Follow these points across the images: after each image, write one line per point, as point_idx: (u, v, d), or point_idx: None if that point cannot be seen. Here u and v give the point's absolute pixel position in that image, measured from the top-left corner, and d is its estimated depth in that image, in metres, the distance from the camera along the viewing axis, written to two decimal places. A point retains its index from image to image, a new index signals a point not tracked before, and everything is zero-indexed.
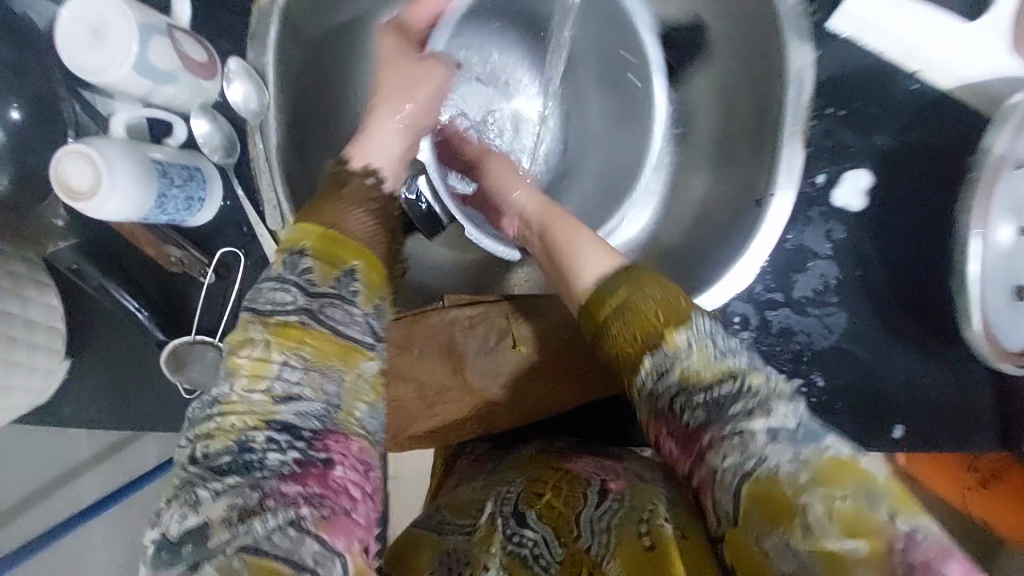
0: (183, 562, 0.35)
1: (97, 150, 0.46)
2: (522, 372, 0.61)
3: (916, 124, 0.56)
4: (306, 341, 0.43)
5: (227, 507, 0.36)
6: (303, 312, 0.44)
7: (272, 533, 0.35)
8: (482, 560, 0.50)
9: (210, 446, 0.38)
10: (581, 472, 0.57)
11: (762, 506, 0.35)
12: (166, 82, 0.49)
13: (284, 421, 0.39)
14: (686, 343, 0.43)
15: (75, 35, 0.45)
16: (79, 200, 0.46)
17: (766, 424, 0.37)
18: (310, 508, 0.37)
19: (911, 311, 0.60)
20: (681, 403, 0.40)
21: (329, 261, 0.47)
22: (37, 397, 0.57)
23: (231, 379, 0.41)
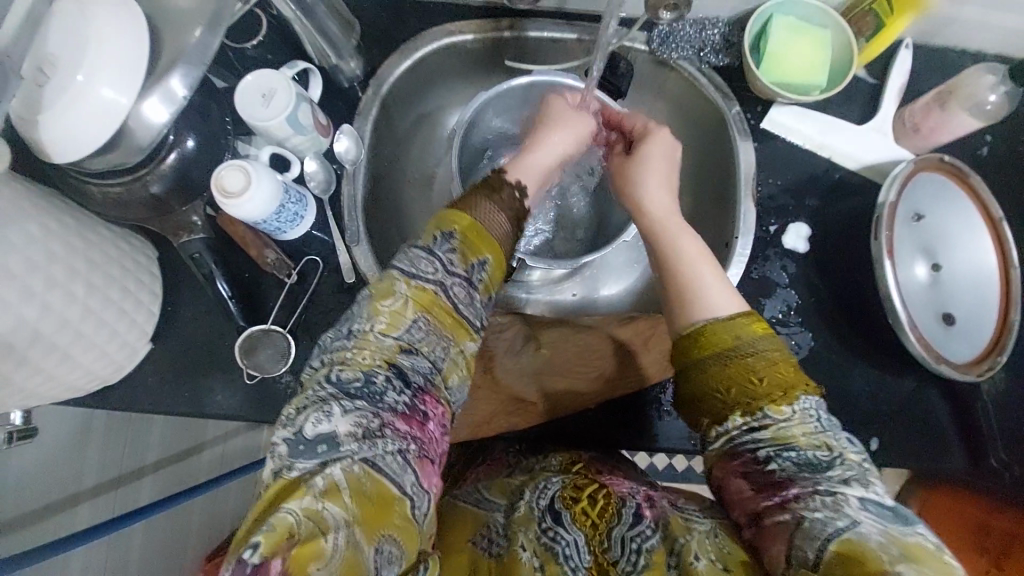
0: (317, 458, 0.42)
1: (253, 166, 0.63)
2: (544, 370, 0.71)
3: (834, 193, 0.77)
4: (434, 304, 0.51)
5: (352, 423, 0.44)
6: (437, 284, 0.52)
7: (388, 456, 0.44)
8: (520, 540, 0.54)
9: (343, 371, 0.47)
10: (619, 492, 0.60)
11: (849, 564, 0.42)
12: (301, 133, 0.69)
13: (402, 367, 0.48)
14: (796, 415, 0.52)
15: (249, 95, 0.65)
16: (230, 198, 0.62)
17: (859, 492, 0.47)
18: (413, 446, 0.46)
19: (862, 333, 0.73)
20: (775, 453, 0.51)
21: (471, 249, 0.55)
22: (116, 367, 0.67)
23: (373, 319, 0.50)
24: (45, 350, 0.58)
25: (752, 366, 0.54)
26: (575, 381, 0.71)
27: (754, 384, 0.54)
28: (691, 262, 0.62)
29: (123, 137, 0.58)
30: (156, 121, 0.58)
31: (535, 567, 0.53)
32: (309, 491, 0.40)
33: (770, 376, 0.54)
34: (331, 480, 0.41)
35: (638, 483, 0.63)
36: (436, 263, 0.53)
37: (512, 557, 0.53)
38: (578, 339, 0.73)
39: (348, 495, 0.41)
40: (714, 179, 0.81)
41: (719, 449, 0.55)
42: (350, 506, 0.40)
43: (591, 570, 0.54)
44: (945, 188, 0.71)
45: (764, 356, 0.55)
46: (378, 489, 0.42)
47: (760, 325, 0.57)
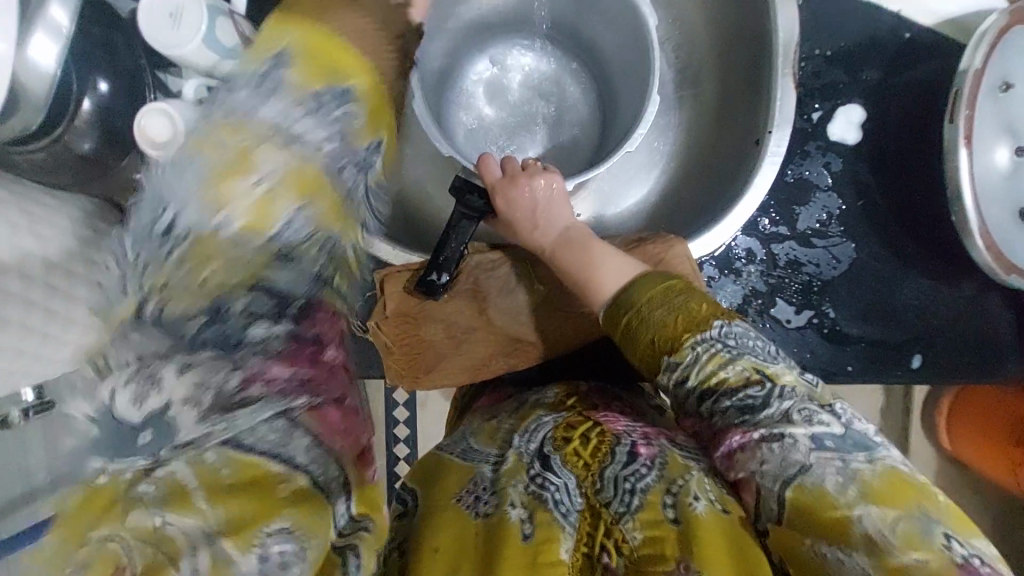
0: (147, 451, 0.36)
1: (178, 112, 0.54)
2: (541, 309, 0.66)
3: (900, 62, 0.61)
4: (249, 161, 0.47)
5: (190, 388, 0.38)
6: (282, 127, 0.50)
7: (260, 423, 0.38)
8: (510, 496, 0.48)
9: (166, 304, 0.40)
10: (615, 429, 0.55)
11: (801, 511, 0.40)
12: (230, 58, 0.58)
13: (275, 285, 0.44)
14: (709, 351, 0.49)
15: (154, 13, 0.53)
16: (157, 148, 0.54)
17: (805, 429, 0.43)
18: (303, 395, 0.42)
19: (915, 239, 0.62)
20: (714, 405, 0.48)
21: (313, 57, 0.54)
22: None
23: (195, 228, 0.43)
24: None
25: (655, 325, 0.52)
26: (575, 317, 0.66)
27: (661, 346, 0.51)
28: (594, 257, 0.58)
29: (21, 98, 0.49)
30: (45, 64, 0.49)
31: (523, 520, 0.45)
32: (146, 507, 0.33)
33: (673, 335, 0.50)
34: (174, 483, 0.34)
35: (636, 421, 0.57)
36: (290, 219, 0.47)
37: (501, 515, 0.46)
38: None
39: (201, 498, 0.34)
40: (743, 53, 0.65)
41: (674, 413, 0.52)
42: (211, 513, 0.33)
43: (584, 514, 0.47)
44: None
45: (662, 318, 0.52)
46: (246, 474, 0.36)
47: (660, 283, 0.54)
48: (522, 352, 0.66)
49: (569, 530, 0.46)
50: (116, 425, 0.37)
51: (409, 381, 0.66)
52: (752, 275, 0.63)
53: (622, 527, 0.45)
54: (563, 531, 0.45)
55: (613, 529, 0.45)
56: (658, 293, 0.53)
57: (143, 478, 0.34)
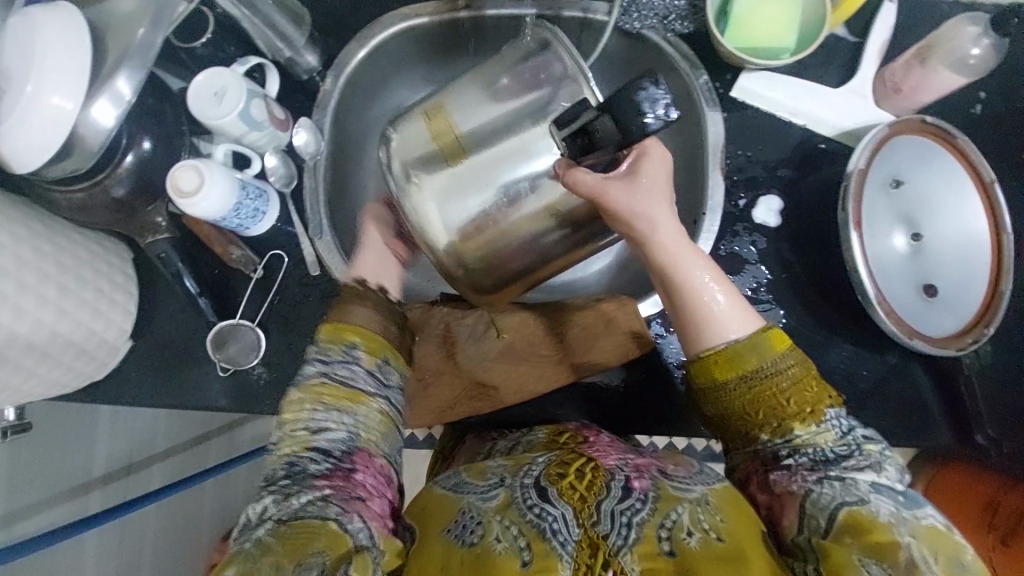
0: (249, 535, 0.48)
1: (207, 167, 0.64)
2: (505, 357, 0.71)
3: (809, 163, 0.74)
4: (326, 390, 0.58)
5: (274, 499, 0.51)
6: (326, 374, 0.59)
7: (307, 503, 0.50)
8: (496, 530, 0.51)
9: (269, 466, 0.54)
10: (606, 465, 0.55)
11: (853, 531, 0.48)
12: (257, 128, 0.70)
13: (319, 445, 0.55)
14: (823, 422, 0.54)
15: (202, 91, 0.66)
16: (186, 196, 0.64)
17: (871, 478, 0.52)
18: (333, 489, 0.51)
19: (837, 310, 0.70)
20: (796, 455, 0.54)
21: (343, 337, 0.62)
22: (100, 366, 0.71)
23: (280, 429, 0.57)
24: (23, 351, 0.60)
25: (770, 392, 0.55)
26: (534, 368, 0.71)
27: (777, 401, 0.55)
28: (701, 300, 0.57)
29: (78, 144, 0.59)
30: (105, 122, 0.59)
31: (520, 549, 0.50)
32: (238, 561, 0.46)
33: (794, 395, 0.55)
34: (261, 545, 0.47)
35: (625, 452, 0.60)
36: (332, 370, 0.60)
37: (485, 547, 0.50)
38: (543, 322, 0.72)
39: (277, 543, 0.46)
40: (683, 153, 0.78)
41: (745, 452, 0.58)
42: (270, 551, 0.46)
43: (580, 545, 0.50)
44: (928, 149, 0.67)
45: (790, 376, 0.55)
46: (299, 528, 0.47)
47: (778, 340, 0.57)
48: (486, 397, 0.71)
49: (566, 560, 0.49)
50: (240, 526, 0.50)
51: None
52: None
53: (620, 560, 0.49)
54: (562, 561, 0.49)
55: (611, 562, 0.49)
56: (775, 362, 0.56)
57: (237, 553, 0.47)
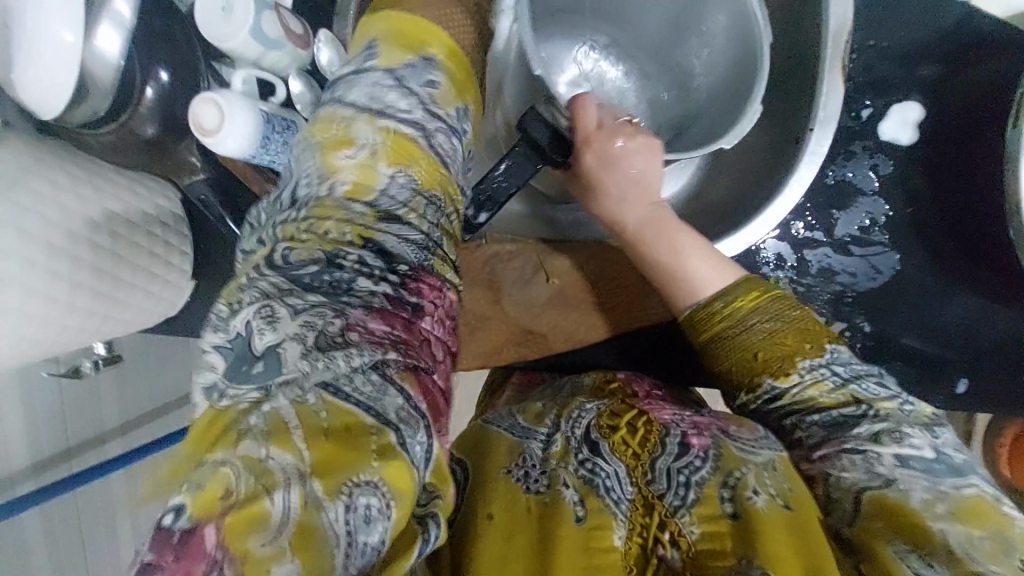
0: (253, 382, 0.36)
1: (226, 101, 0.59)
2: (554, 302, 0.66)
3: (970, 54, 0.55)
4: (413, 152, 0.51)
5: (307, 323, 0.38)
6: (415, 128, 0.52)
7: (352, 371, 0.38)
8: (561, 477, 0.49)
9: (291, 254, 0.43)
10: (661, 420, 0.54)
11: (885, 517, 0.41)
12: (273, 48, 0.62)
13: (381, 244, 0.46)
14: (812, 376, 0.50)
15: (208, 6, 0.58)
16: (209, 135, 0.59)
17: (892, 448, 0.44)
18: (395, 349, 0.41)
19: (973, 253, 0.56)
20: (799, 421, 0.49)
21: (407, 43, 0.57)
22: (167, 305, 0.73)
23: (335, 179, 0.48)
24: (89, 298, 0.62)
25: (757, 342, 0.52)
26: (585, 316, 0.66)
27: (752, 360, 0.52)
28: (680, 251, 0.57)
29: (90, 83, 0.57)
30: (111, 54, 0.56)
31: (576, 502, 0.47)
32: (250, 439, 0.33)
33: (772, 347, 0.51)
34: (276, 419, 0.34)
35: (682, 410, 0.56)
36: (403, 94, 0.54)
37: (556, 493, 0.48)
38: (596, 263, 0.65)
39: (301, 439, 0.34)
40: (788, 47, 0.61)
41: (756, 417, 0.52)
42: (307, 454, 0.34)
43: (635, 504, 0.48)
44: None
45: (766, 330, 0.52)
46: (341, 421, 0.36)
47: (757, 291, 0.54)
48: (534, 343, 0.67)
49: (620, 518, 0.47)
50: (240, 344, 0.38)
51: None
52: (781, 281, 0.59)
53: (678, 520, 0.46)
54: (616, 519, 0.47)
55: (668, 522, 0.46)
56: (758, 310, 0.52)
57: (241, 420, 0.34)
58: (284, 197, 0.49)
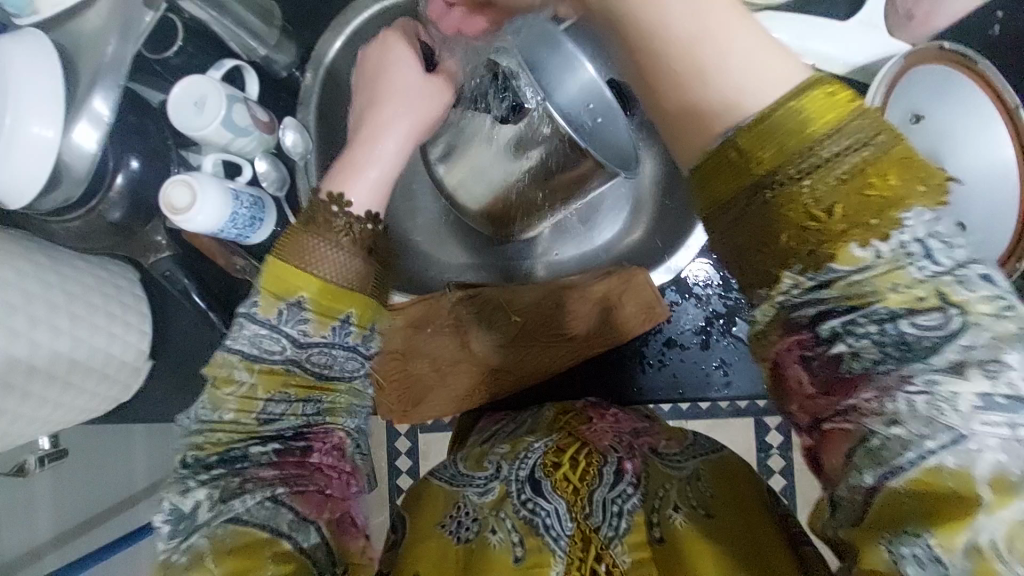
0: (180, 533, 0.41)
1: (199, 184, 0.63)
2: (517, 339, 0.70)
3: None
4: (286, 377, 0.44)
5: (210, 490, 0.42)
6: (290, 360, 0.44)
7: (253, 504, 0.41)
8: (491, 523, 0.48)
9: (199, 454, 0.43)
10: (601, 446, 0.53)
11: (921, 501, 0.31)
12: (242, 135, 0.68)
13: (263, 416, 0.44)
14: (898, 257, 0.34)
15: (181, 103, 0.64)
16: (178, 212, 0.63)
17: (980, 386, 0.31)
18: (284, 486, 0.43)
19: None
20: (857, 339, 0.34)
21: (329, 306, 0.45)
22: (123, 389, 0.71)
23: (221, 412, 0.44)
24: (44, 382, 0.61)
25: (803, 190, 0.34)
26: (547, 349, 0.71)
27: (818, 217, 0.34)
28: (732, 51, 0.34)
29: (64, 171, 0.57)
30: (88, 147, 0.57)
31: (513, 543, 0.47)
32: (176, 572, 0.40)
33: (845, 201, 0.34)
34: (195, 552, 0.40)
35: (619, 429, 0.56)
36: (283, 340, 0.44)
37: (481, 541, 0.48)
38: (551, 298, 0.69)
39: (212, 560, 0.40)
40: None
41: (766, 319, 0.37)
42: (216, 571, 0.39)
43: (574, 540, 0.46)
44: (948, 79, 0.64)
45: (850, 160, 0.34)
46: (239, 540, 0.40)
47: (826, 108, 0.34)
48: (503, 380, 0.71)
49: (559, 555, 0.46)
50: (167, 512, 0.42)
51: (402, 414, 0.73)
52: (710, 297, 0.71)
53: (613, 551, 0.45)
54: (554, 555, 0.46)
55: (604, 554, 0.45)
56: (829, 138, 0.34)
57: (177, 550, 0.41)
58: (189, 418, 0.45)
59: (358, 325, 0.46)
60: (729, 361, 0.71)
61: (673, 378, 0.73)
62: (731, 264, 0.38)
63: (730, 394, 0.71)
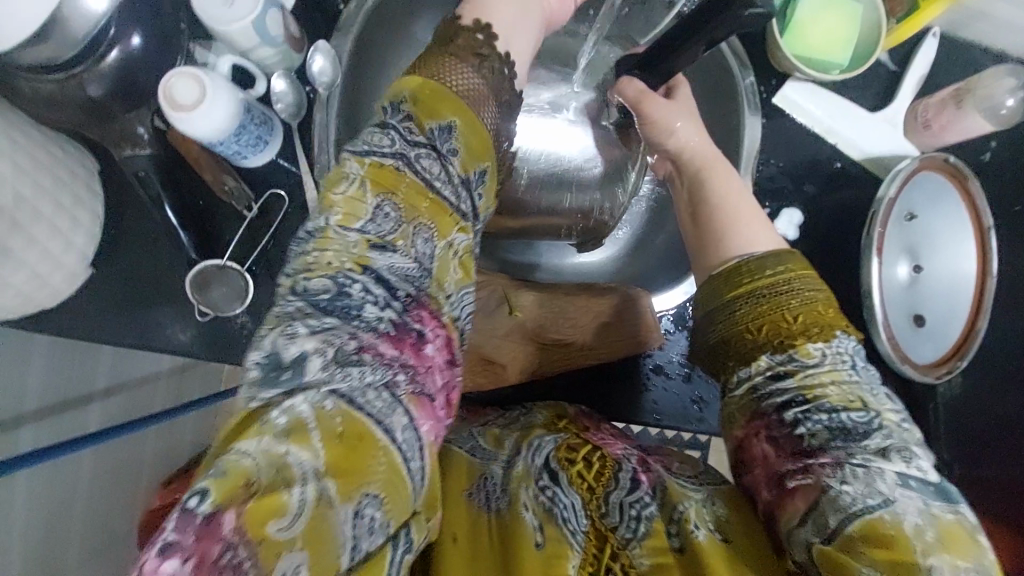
0: (282, 385, 0.37)
1: (209, 77, 0.55)
2: (512, 334, 0.70)
3: (833, 183, 0.75)
4: (399, 181, 0.44)
5: (320, 345, 0.38)
6: (399, 158, 0.44)
7: (367, 388, 0.38)
8: (522, 497, 0.51)
9: (309, 279, 0.40)
10: (615, 454, 0.57)
11: (870, 541, 0.43)
12: (270, 45, 0.61)
13: (379, 270, 0.41)
14: (826, 362, 0.50)
15: None
16: (180, 109, 0.55)
17: (897, 466, 0.46)
18: (403, 374, 0.40)
19: None
20: (793, 416, 0.49)
21: (431, 113, 0.46)
22: (53, 294, 0.61)
23: (330, 213, 0.42)
24: None
25: (780, 305, 0.53)
26: (539, 350, 0.71)
27: (789, 322, 0.52)
28: (732, 202, 0.60)
29: (57, 30, 0.49)
30: (94, 8, 0.50)
31: (535, 527, 0.48)
32: (272, 433, 0.34)
33: (806, 317, 0.52)
34: (296, 418, 0.35)
35: (630, 445, 0.61)
36: (392, 134, 0.45)
37: (515, 514, 0.49)
38: (554, 304, 0.71)
39: (316, 437, 0.35)
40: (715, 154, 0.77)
41: (740, 396, 0.53)
42: (321, 453, 0.35)
43: (590, 535, 0.50)
44: (943, 189, 0.70)
45: (801, 298, 0.53)
46: (356, 429, 0.36)
47: (800, 264, 0.55)
48: (491, 373, 0.69)
49: (576, 548, 0.48)
50: (268, 354, 0.37)
51: None
52: None
53: (630, 552, 0.49)
54: (571, 548, 0.48)
55: (620, 554, 0.49)
56: (786, 278, 0.54)
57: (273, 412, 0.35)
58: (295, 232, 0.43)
59: (458, 140, 0.47)
60: (705, 396, 0.75)
61: (652, 403, 0.74)
62: (715, 352, 0.56)
63: (701, 429, 0.74)
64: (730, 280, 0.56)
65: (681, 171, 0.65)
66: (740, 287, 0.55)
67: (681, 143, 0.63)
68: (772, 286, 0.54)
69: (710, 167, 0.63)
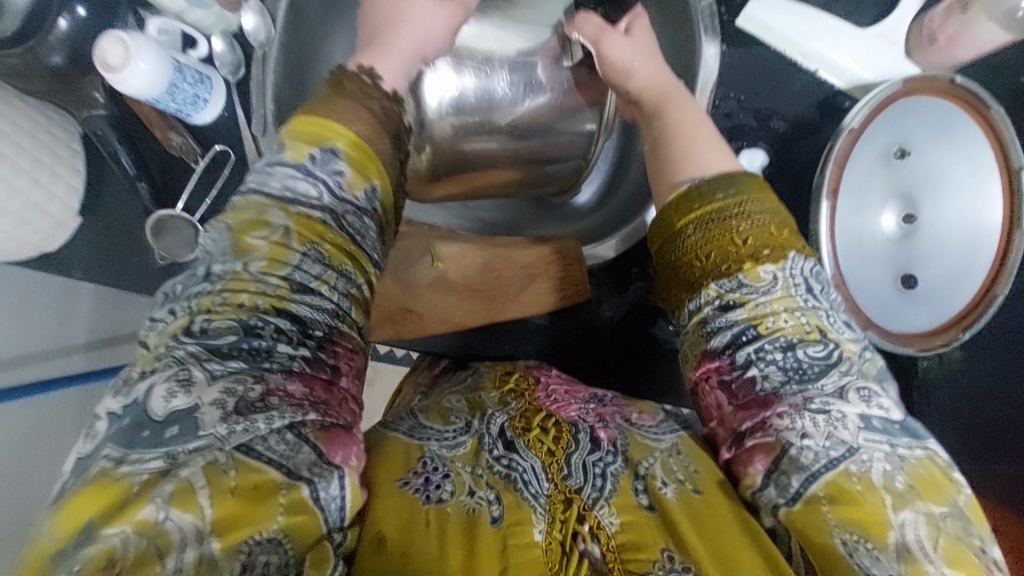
0: (149, 444, 0.36)
1: (133, 40, 0.60)
2: (436, 285, 0.68)
3: (807, 117, 0.64)
4: (325, 233, 0.45)
5: (221, 395, 0.37)
6: (327, 211, 0.45)
7: (271, 433, 0.37)
8: (467, 483, 0.45)
9: (209, 322, 0.40)
10: (569, 417, 0.51)
11: (836, 499, 0.38)
12: (198, 6, 0.67)
13: (294, 315, 0.42)
14: (773, 285, 0.44)
15: None
16: (112, 72, 0.60)
17: (857, 407, 0.40)
18: (315, 411, 0.40)
19: None
20: (745, 361, 0.43)
21: (359, 171, 0.48)
22: (45, 241, 0.70)
23: (248, 257, 0.42)
24: None
25: (730, 231, 0.47)
26: (465, 301, 0.69)
27: (739, 245, 0.46)
28: (687, 129, 0.54)
29: None
30: None
31: (490, 502, 0.44)
32: (151, 499, 0.33)
33: (757, 238, 0.46)
34: (183, 485, 0.34)
35: (587, 402, 0.54)
36: (320, 186, 0.46)
37: (457, 503, 0.44)
38: (481, 256, 0.69)
39: (206, 497, 0.34)
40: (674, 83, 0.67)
41: (691, 338, 0.47)
42: (210, 511, 0.34)
43: (552, 495, 0.44)
44: (947, 118, 0.58)
45: (754, 220, 0.47)
46: (252, 479, 0.36)
47: (756, 186, 0.49)
48: (410, 323, 0.69)
49: (538, 511, 0.43)
50: (137, 414, 0.37)
51: None
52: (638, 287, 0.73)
53: (597, 512, 0.43)
54: (534, 513, 0.43)
55: (586, 516, 0.42)
56: (733, 203, 0.48)
57: (167, 471, 0.35)
58: (200, 268, 0.43)
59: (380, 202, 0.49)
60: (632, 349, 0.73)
61: (577, 356, 0.73)
62: (665, 279, 0.50)
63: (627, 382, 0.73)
64: (676, 207, 0.50)
65: (642, 109, 0.58)
66: (688, 217, 0.49)
67: (640, 82, 0.58)
68: (721, 211, 0.48)
69: (672, 100, 0.56)
